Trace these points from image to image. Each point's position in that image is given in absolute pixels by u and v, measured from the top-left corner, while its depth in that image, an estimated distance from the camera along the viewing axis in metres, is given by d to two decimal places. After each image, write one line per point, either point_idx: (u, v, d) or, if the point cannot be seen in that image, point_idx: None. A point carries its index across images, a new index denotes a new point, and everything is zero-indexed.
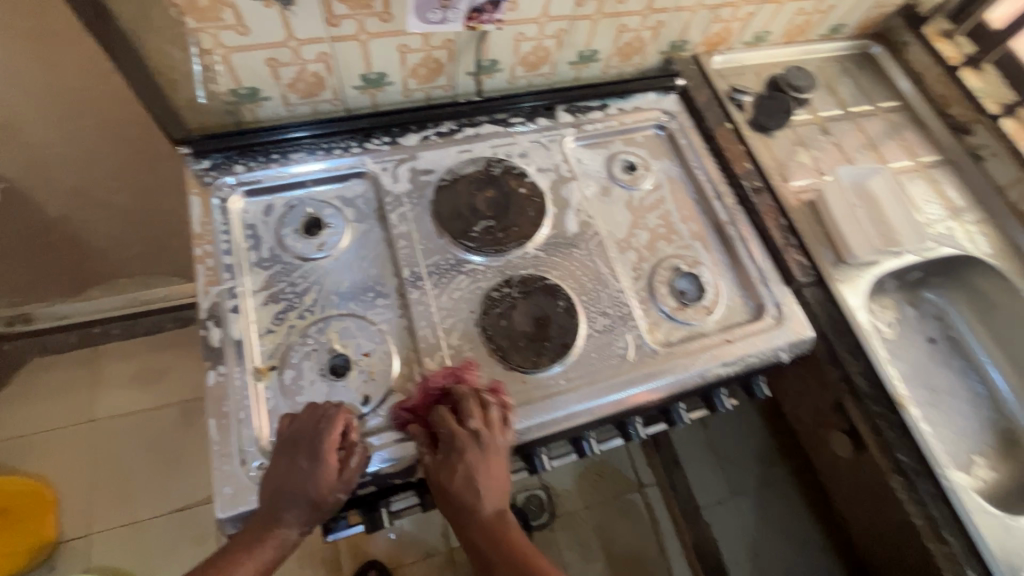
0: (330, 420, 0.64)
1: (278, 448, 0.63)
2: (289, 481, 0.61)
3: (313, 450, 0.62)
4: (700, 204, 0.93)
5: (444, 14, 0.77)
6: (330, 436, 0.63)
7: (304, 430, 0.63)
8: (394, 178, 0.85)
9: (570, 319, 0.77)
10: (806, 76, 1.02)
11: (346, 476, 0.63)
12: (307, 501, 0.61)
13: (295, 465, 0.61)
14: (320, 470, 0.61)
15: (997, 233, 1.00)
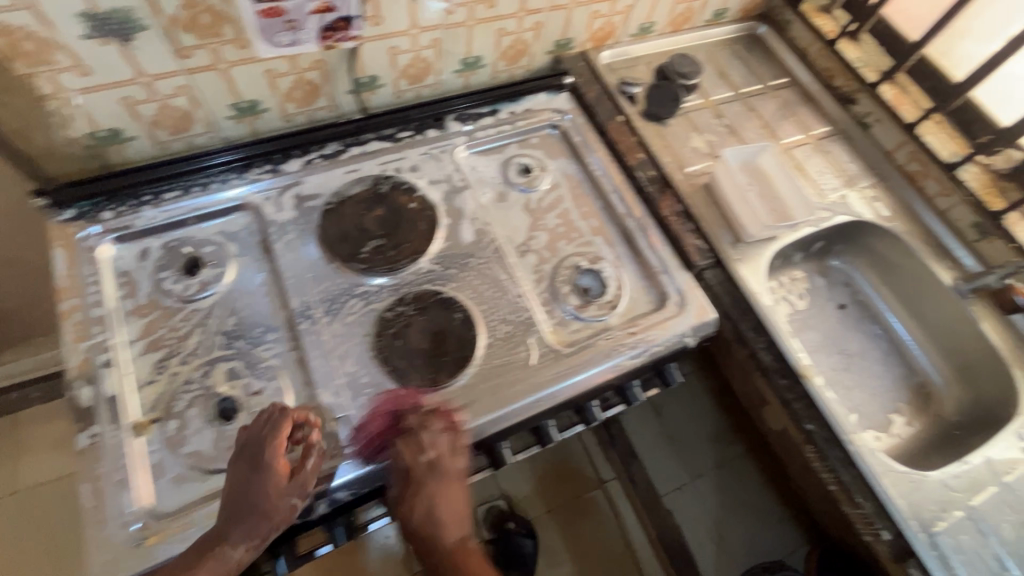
0: (277, 426, 0.61)
1: (233, 459, 0.61)
2: (246, 492, 0.58)
3: (257, 460, 0.59)
4: (598, 199, 0.94)
5: (295, 35, 0.74)
6: (270, 446, 0.60)
7: (250, 440, 0.61)
8: (278, 206, 0.82)
9: (468, 330, 0.76)
10: (691, 63, 1.03)
11: (300, 479, 0.60)
12: (253, 510, 0.57)
13: (252, 475, 0.59)
14: (267, 477, 0.59)
15: (888, 197, 1.03)
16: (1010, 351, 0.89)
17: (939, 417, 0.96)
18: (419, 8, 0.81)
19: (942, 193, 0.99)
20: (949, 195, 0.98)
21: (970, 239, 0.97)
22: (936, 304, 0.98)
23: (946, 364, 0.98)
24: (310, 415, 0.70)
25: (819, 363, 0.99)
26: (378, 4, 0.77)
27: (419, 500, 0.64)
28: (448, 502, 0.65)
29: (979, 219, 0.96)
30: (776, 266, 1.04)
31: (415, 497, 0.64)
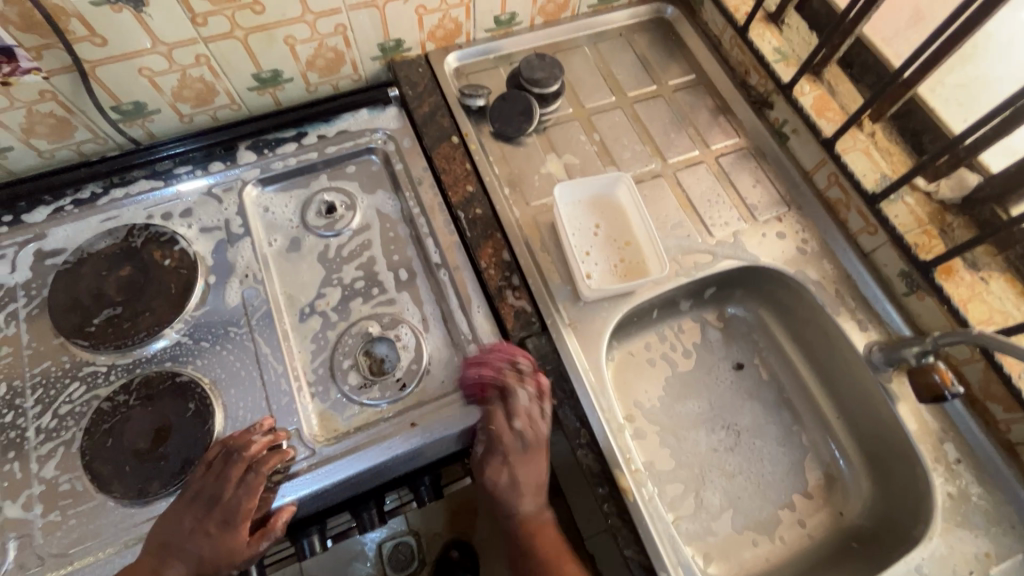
0: (251, 488, 0.58)
1: (188, 499, 0.58)
2: (184, 545, 0.56)
3: (228, 513, 0.57)
4: (414, 245, 0.77)
5: None
6: (247, 500, 0.58)
7: (211, 490, 0.57)
8: (11, 266, 0.71)
9: (200, 425, 0.63)
10: (549, 65, 0.83)
11: (249, 551, 0.58)
12: (196, 567, 0.56)
13: (203, 528, 0.57)
14: (227, 538, 0.57)
15: (800, 232, 0.81)
16: (926, 448, 0.69)
17: (838, 517, 0.76)
18: (151, 20, 0.65)
19: (866, 229, 0.77)
20: (874, 233, 0.76)
21: (898, 293, 0.75)
22: (848, 374, 0.77)
23: (856, 449, 0.78)
24: None
25: (696, 442, 0.80)
26: (86, 21, 0.62)
27: (504, 470, 0.64)
28: (528, 471, 0.64)
29: (906, 267, 0.73)
30: (654, 317, 0.85)
31: (503, 470, 0.64)
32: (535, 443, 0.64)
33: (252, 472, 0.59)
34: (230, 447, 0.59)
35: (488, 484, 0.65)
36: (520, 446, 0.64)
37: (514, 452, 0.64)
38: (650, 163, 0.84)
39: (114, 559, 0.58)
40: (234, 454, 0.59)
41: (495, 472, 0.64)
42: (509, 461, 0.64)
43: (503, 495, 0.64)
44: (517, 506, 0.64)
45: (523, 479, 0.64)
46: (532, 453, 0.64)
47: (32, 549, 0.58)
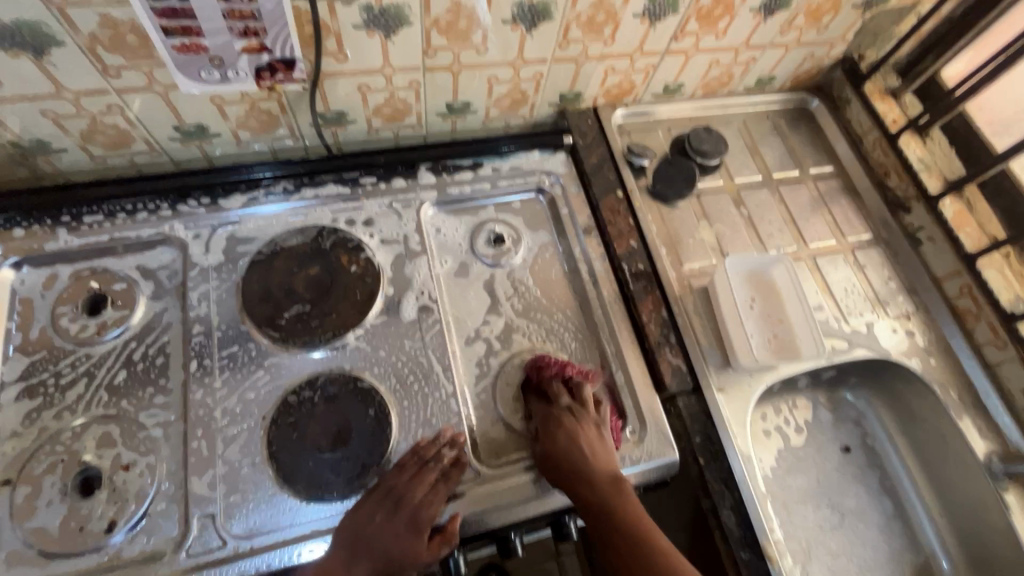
0: (438, 494, 0.62)
1: (381, 495, 0.61)
2: (372, 543, 0.59)
3: (415, 515, 0.60)
4: (573, 287, 0.81)
5: (223, 73, 0.65)
6: (432, 506, 0.62)
7: (402, 491, 0.61)
8: (205, 248, 0.74)
9: (379, 431, 0.66)
10: (715, 139, 0.89)
11: (430, 549, 0.60)
12: (381, 559, 0.59)
13: (392, 526, 0.60)
14: (411, 541, 0.60)
15: (926, 333, 0.86)
16: None
17: None
18: (393, 47, 0.70)
19: (993, 342, 0.82)
20: (1002, 347, 0.81)
21: (1019, 407, 0.80)
22: (961, 474, 0.81)
23: (957, 547, 0.82)
24: (174, 506, 0.61)
25: (804, 516, 0.83)
26: (342, 40, 0.67)
27: (562, 434, 0.66)
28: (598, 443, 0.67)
29: None
30: (773, 389, 0.89)
31: (560, 433, 0.67)
32: (586, 418, 0.69)
33: (443, 481, 0.63)
34: (424, 454, 0.63)
35: (566, 478, 0.65)
36: (573, 415, 0.69)
37: (569, 419, 0.68)
38: (792, 244, 0.89)
39: (290, 551, 0.59)
40: (428, 462, 0.63)
41: (564, 434, 0.66)
42: (564, 425, 0.67)
43: (578, 467, 0.64)
44: (596, 475, 0.65)
45: (587, 441, 0.67)
46: (588, 427, 0.68)
47: (213, 529, 0.60)
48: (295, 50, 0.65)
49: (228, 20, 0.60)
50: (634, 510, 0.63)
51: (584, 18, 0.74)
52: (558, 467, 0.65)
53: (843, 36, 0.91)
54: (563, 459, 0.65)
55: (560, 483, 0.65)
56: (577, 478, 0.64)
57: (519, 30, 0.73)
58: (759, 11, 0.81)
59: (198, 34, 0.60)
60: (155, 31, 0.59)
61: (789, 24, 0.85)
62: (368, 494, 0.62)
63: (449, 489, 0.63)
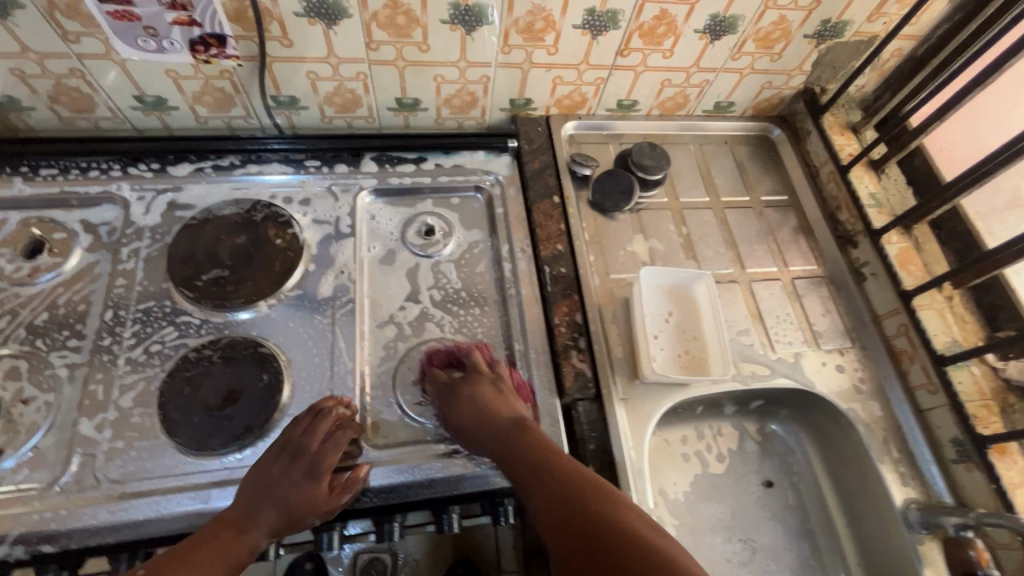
0: (338, 444, 0.63)
1: (280, 450, 0.62)
2: (273, 493, 0.59)
3: (313, 463, 0.61)
4: (495, 286, 0.82)
5: (159, 43, 0.71)
6: (331, 454, 0.63)
7: (298, 441, 0.62)
8: (146, 209, 0.78)
9: (268, 396, 0.67)
10: (658, 155, 0.90)
11: (333, 498, 0.61)
12: (284, 510, 0.59)
13: (291, 476, 0.60)
14: (312, 488, 0.60)
15: (859, 370, 0.83)
16: None
17: None
18: (336, 37, 0.75)
19: (926, 386, 0.78)
20: (934, 392, 0.77)
21: (947, 458, 0.75)
22: (881, 520, 0.76)
23: None
24: (60, 443, 0.64)
25: (711, 547, 0.79)
26: (285, 26, 0.72)
27: (466, 391, 0.67)
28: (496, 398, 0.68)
29: (960, 435, 0.74)
30: (696, 413, 0.87)
31: (461, 394, 0.67)
32: (483, 377, 0.70)
33: (340, 431, 0.64)
34: (321, 406, 0.65)
35: (472, 429, 0.65)
36: (472, 377, 0.70)
37: (465, 383, 0.68)
38: (728, 266, 0.88)
39: (157, 501, 0.61)
40: (324, 415, 0.65)
41: (458, 400, 0.67)
42: (464, 387, 0.68)
43: (478, 416, 0.65)
44: (498, 420, 0.65)
45: (485, 398, 0.67)
46: (488, 386, 0.69)
47: (90, 469, 0.62)
48: (223, 26, 0.70)
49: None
50: (539, 439, 0.62)
51: (522, 25, 0.77)
52: (466, 420, 0.65)
53: (800, 67, 0.92)
54: (465, 417, 0.65)
55: (473, 441, 0.64)
56: (484, 425, 0.64)
57: (458, 31, 0.76)
58: (703, 33, 0.82)
59: (128, 3, 0.66)
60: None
61: (738, 49, 0.86)
62: (268, 451, 0.63)
63: (348, 439, 0.64)
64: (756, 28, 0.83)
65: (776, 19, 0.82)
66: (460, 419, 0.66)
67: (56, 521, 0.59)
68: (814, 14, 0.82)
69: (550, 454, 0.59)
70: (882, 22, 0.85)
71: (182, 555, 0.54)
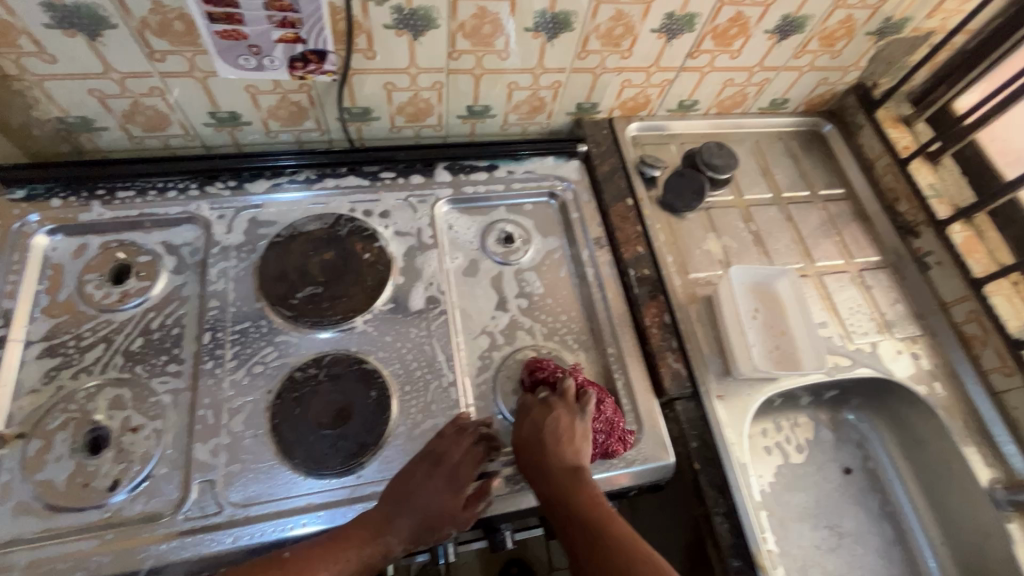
0: (478, 457, 0.64)
1: (423, 457, 0.63)
2: (412, 499, 0.60)
3: (453, 474, 0.62)
4: (579, 292, 0.82)
5: (259, 61, 0.70)
6: (471, 467, 0.63)
7: (442, 450, 0.63)
8: (228, 227, 0.77)
9: (378, 413, 0.67)
10: (726, 155, 0.90)
11: (467, 512, 0.62)
12: (423, 518, 0.60)
13: (432, 485, 0.61)
14: (450, 497, 0.61)
15: (933, 357, 0.85)
16: None
17: None
18: (420, 48, 0.74)
19: (1000, 369, 0.81)
20: (1009, 374, 0.80)
21: None
22: (960, 499, 0.80)
23: None
24: (177, 469, 0.63)
25: (800, 535, 0.82)
26: (372, 39, 0.71)
27: (538, 420, 0.65)
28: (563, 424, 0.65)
29: None
30: (773, 405, 0.89)
31: (534, 419, 0.66)
32: (563, 404, 0.67)
33: (480, 446, 0.65)
34: (463, 422, 0.66)
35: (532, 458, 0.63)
36: (553, 402, 0.67)
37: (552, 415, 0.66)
38: (798, 261, 0.90)
39: (284, 523, 0.60)
40: (465, 430, 0.65)
41: (533, 426, 0.65)
42: (540, 412, 0.66)
43: (548, 446, 0.63)
44: (563, 456, 0.63)
45: (559, 428, 0.64)
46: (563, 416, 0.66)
47: (212, 495, 0.61)
48: (327, 42, 0.69)
49: (267, 10, 0.64)
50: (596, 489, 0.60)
51: (602, 30, 0.77)
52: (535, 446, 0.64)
53: (856, 62, 0.94)
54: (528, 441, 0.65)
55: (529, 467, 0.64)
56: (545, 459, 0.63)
57: (540, 38, 0.76)
58: (772, 33, 0.83)
59: (239, 20, 0.65)
60: (199, 14, 0.63)
61: (803, 47, 0.88)
62: (412, 460, 0.64)
63: (487, 454, 0.65)
64: (823, 26, 0.84)
65: (843, 18, 0.83)
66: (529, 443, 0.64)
67: (187, 550, 0.58)
68: (879, 13, 0.84)
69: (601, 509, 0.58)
70: (940, 17, 0.87)
71: (321, 549, 0.57)
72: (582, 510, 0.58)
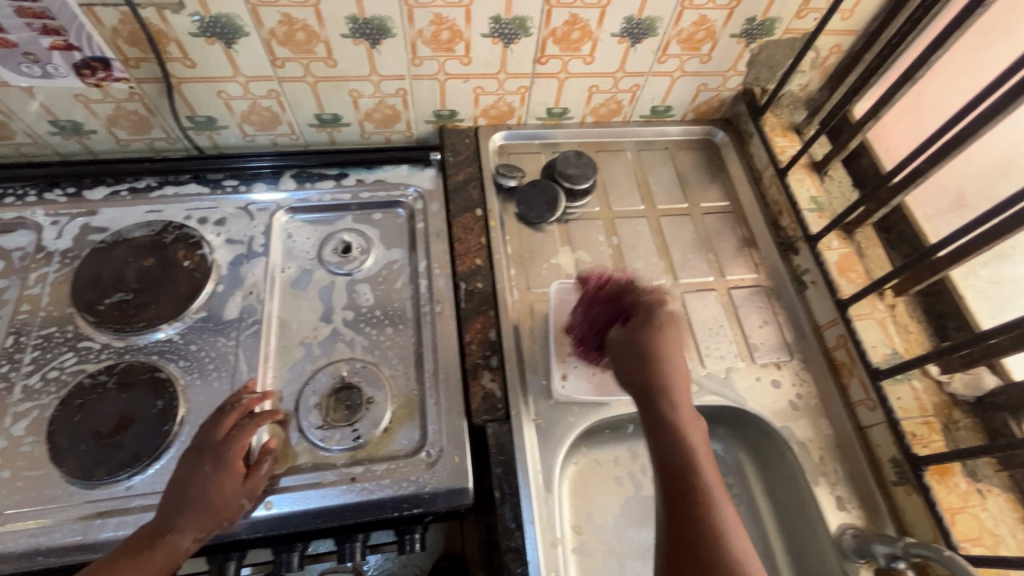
0: (243, 430, 0.63)
1: (185, 453, 0.62)
2: (188, 490, 0.59)
3: (218, 454, 0.61)
4: (410, 302, 0.79)
5: (44, 69, 0.71)
6: (237, 440, 0.62)
7: (203, 437, 0.62)
8: (59, 233, 0.78)
9: (160, 423, 0.66)
10: (584, 164, 0.86)
11: (251, 481, 0.62)
12: (205, 503, 0.59)
13: (199, 471, 0.60)
14: (226, 473, 0.60)
15: (799, 385, 0.77)
16: None
17: None
18: (237, 56, 0.74)
19: (865, 402, 0.73)
20: (873, 408, 0.72)
21: (888, 480, 0.70)
22: (814, 545, 0.71)
23: None
24: None
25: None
26: (183, 47, 0.71)
27: (652, 331, 0.63)
28: (664, 338, 0.62)
29: (898, 456, 0.69)
30: (628, 431, 0.83)
31: (637, 334, 0.63)
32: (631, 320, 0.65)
33: (246, 418, 0.64)
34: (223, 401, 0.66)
35: (632, 362, 0.61)
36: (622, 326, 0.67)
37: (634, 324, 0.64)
38: (660, 277, 0.84)
39: (35, 533, 0.60)
40: (228, 409, 0.65)
41: (628, 344, 0.62)
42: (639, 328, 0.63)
43: (654, 353, 0.60)
44: (661, 359, 0.60)
45: (665, 338, 0.62)
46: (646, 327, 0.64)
47: None
48: (102, 49, 0.70)
49: (21, 18, 0.65)
50: (674, 389, 0.59)
51: (428, 35, 0.75)
52: (634, 352, 0.61)
53: (734, 67, 0.88)
54: (636, 367, 0.60)
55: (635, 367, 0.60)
56: (659, 369, 0.59)
57: (363, 44, 0.75)
58: (621, 36, 0.79)
59: (0, 30, 0.67)
60: None
61: (663, 52, 0.83)
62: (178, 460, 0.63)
63: (257, 423, 0.64)
64: (677, 29, 0.79)
65: (697, 19, 0.78)
66: (638, 357, 0.61)
67: None
68: (737, 13, 0.78)
69: (672, 408, 0.57)
70: (813, 17, 0.81)
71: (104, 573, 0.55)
72: (665, 405, 0.57)
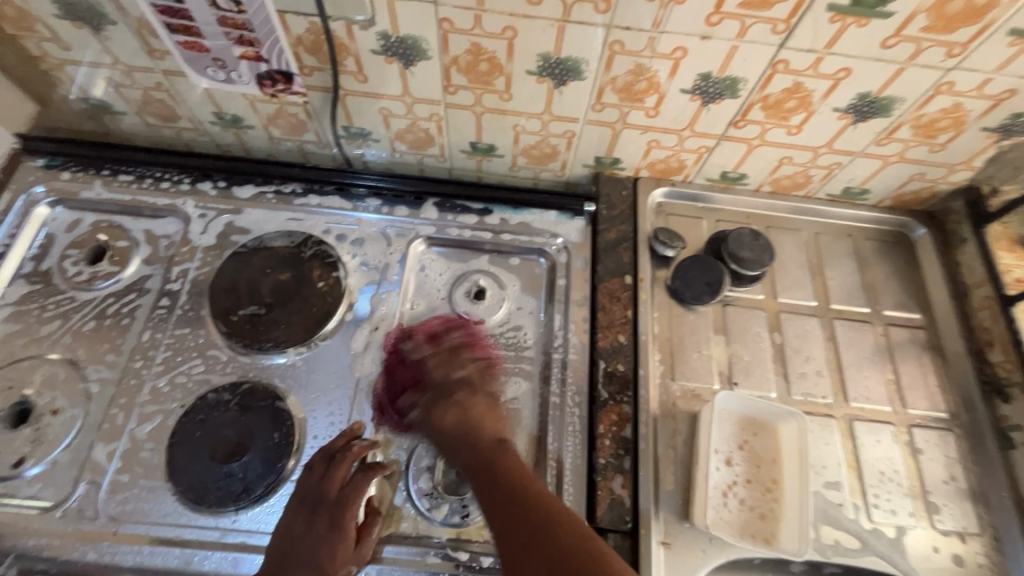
0: (357, 489, 0.60)
1: (297, 504, 0.59)
2: (300, 551, 0.57)
3: (333, 515, 0.58)
4: (539, 370, 0.71)
5: (228, 73, 0.71)
6: (350, 501, 0.59)
7: (317, 491, 0.59)
8: (204, 228, 0.77)
9: (274, 458, 0.63)
10: (759, 248, 0.76)
11: (362, 549, 0.59)
12: (316, 569, 0.56)
13: (313, 531, 0.58)
14: (338, 539, 0.58)
15: (989, 569, 0.64)
16: None
17: None
18: (412, 78, 0.69)
19: None
20: None
21: None
22: None
23: None
24: (74, 463, 0.63)
25: None
26: (361, 63, 0.67)
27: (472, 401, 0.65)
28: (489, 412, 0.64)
29: None
30: None
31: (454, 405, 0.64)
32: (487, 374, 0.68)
33: (359, 473, 0.61)
34: (333, 448, 0.62)
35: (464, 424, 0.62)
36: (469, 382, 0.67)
37: (461, 389, 0.65)
38: (826, 395, 0.72)
39: (142, 551, 0.58)
40: (338, 460, 0.61)
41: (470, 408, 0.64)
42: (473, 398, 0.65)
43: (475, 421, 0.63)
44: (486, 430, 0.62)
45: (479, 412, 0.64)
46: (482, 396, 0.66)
47: (93, 499, 0.61)
48: (289, 63, 0.68)
49: (222, 26, 0.65)
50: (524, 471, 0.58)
51: (621, 84, 0.66)
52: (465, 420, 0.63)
53: (967, 161, 0.73)
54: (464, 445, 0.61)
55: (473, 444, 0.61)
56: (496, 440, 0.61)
57: (546, 83, 0.67)
58: (845, 112, 0.67)
59: (198, 34, 0.66)
60: (160, 26, 0.65)
61: (888, 134, 0.69)
62: (287, 509, 0.60)
63: (368, 478, 0.60)
64: (917, 113, 0.66)
65: (947, 106, 0.64)
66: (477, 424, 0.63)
67: (50, 550, 0.58)
68: (1002, 106, 0.64)
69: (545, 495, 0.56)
70: None
71: None
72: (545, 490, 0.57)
